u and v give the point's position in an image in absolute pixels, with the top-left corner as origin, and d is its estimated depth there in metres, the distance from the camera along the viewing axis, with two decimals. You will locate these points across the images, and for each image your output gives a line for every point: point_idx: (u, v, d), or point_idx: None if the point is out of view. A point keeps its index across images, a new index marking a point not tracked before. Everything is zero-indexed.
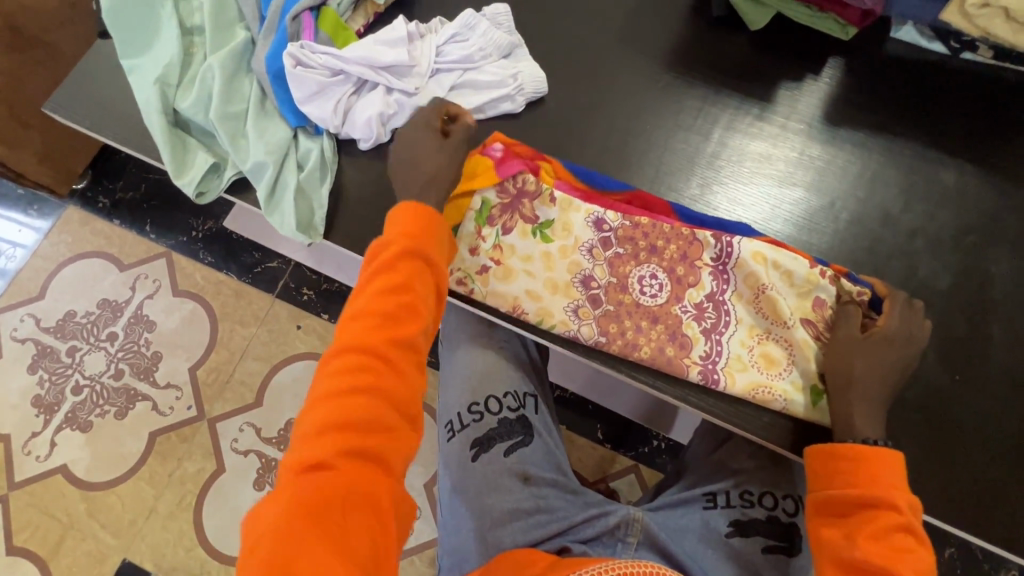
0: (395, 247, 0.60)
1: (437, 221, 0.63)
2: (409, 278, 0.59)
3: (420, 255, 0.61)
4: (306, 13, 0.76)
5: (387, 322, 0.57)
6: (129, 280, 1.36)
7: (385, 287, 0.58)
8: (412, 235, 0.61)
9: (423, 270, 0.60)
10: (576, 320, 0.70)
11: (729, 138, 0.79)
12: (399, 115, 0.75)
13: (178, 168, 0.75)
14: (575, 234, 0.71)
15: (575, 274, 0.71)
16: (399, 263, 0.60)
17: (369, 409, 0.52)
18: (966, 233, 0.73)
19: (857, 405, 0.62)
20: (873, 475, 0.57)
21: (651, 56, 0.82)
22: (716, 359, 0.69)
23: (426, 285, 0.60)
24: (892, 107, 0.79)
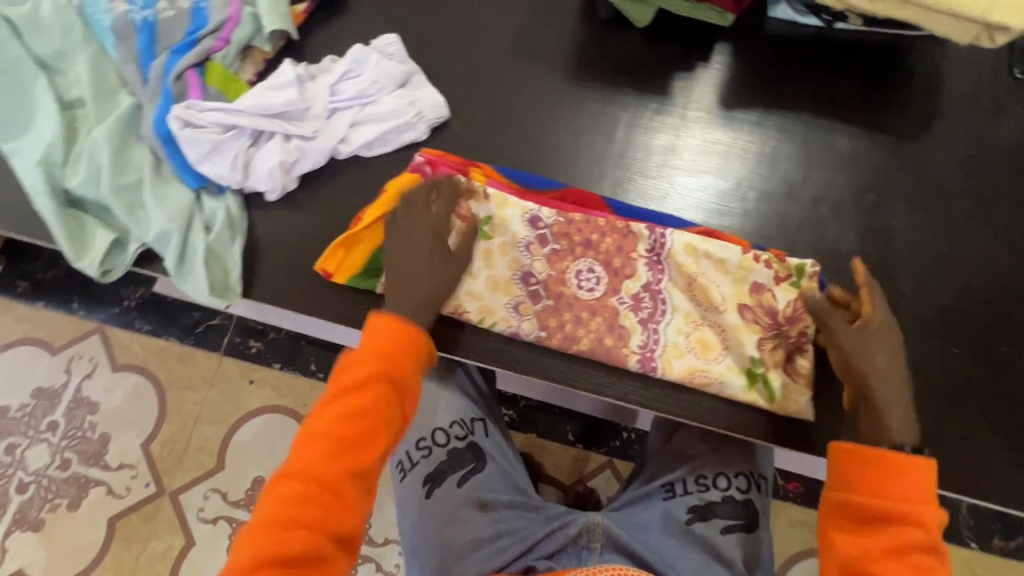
0: (369, 364, 0.59)
1: (416, 340, 0.62)
2: (378, 407, 0.58)
3: (394, 377, 0.60)
4: (190, 71, 0.75)
5: (348, 450, 0.57)
6: (62, 363, 1.29)
7: (354, 412, 0.58)
8: (387, 357, 0.60)
9: (396, 401, 0.60)
10: (516, 316, 0.71)
11: (634, 134, 0.80)
12: (302, 160, 0.74)
13: (77, 249, 0.71)
14: (513, 230, 0.71)
15: (515, 271, 0.71)
16: (370, 386, 0.59)
17: (308, 546, 0.52)
18: (864, 194, 0.77)
19: (891, 402, 0.61)
20: (900, 475, 0.57)
21: (547, 66, 0.83)
22: (654, 347, 0.70)
23: (394, 419, 0.59)
24: (780, 83, 0.82)
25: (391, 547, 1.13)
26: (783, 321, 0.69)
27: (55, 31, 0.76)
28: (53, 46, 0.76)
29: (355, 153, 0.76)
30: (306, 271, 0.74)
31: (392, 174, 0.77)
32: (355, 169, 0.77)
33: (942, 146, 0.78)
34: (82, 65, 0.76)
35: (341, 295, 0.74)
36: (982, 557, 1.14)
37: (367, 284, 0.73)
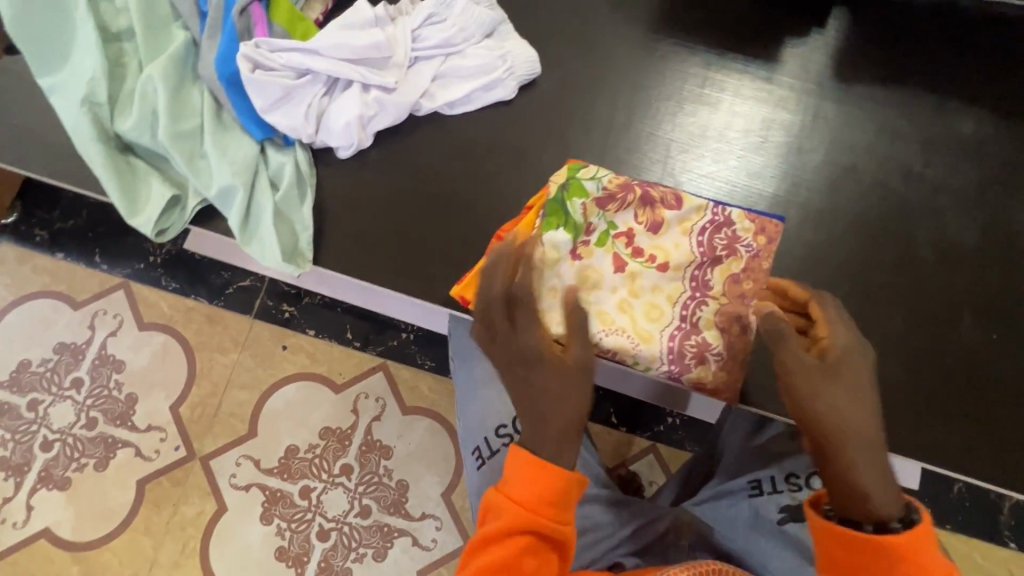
0: (506, 515, 0.53)
1: (568, 484, 0.54)
2: (518, 562, 0.52)
3: (536, 529, 0.53)
4: (254, 4, 0.66)
5: None
6: (85, 318, 1.24)
7: (496, 566, 0.53)
8: (526, 505, 0.53)
9: (542, 552, 0.53)
10: (670, 359, 0.62)
11: (739, 106, 0.73)
12: (380, 115, 0.66)
13: (130, 204, 0.64)
14: (676, 253, 0.62)
15: (675, 303, 0.62)
16: (507, 539, 0.53)
17: None
18: (988, 185, 0.70)
19: (859, 461, 0.51)
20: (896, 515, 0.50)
21: (646, 22, 0.75)
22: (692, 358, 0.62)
23: (532, 567, 0.53)
24: (901, 55, 0.74)
25: (426, 522, 1.16)
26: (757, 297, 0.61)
27: None
28: None
29: (436, 110, 0.69)
30: (379, 237, 0.68)
31: (475, 135, 0.70)
32: (435, 128, 0.70)
33: None
34: None
35: (417, 265, 0.68)
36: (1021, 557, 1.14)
37: None
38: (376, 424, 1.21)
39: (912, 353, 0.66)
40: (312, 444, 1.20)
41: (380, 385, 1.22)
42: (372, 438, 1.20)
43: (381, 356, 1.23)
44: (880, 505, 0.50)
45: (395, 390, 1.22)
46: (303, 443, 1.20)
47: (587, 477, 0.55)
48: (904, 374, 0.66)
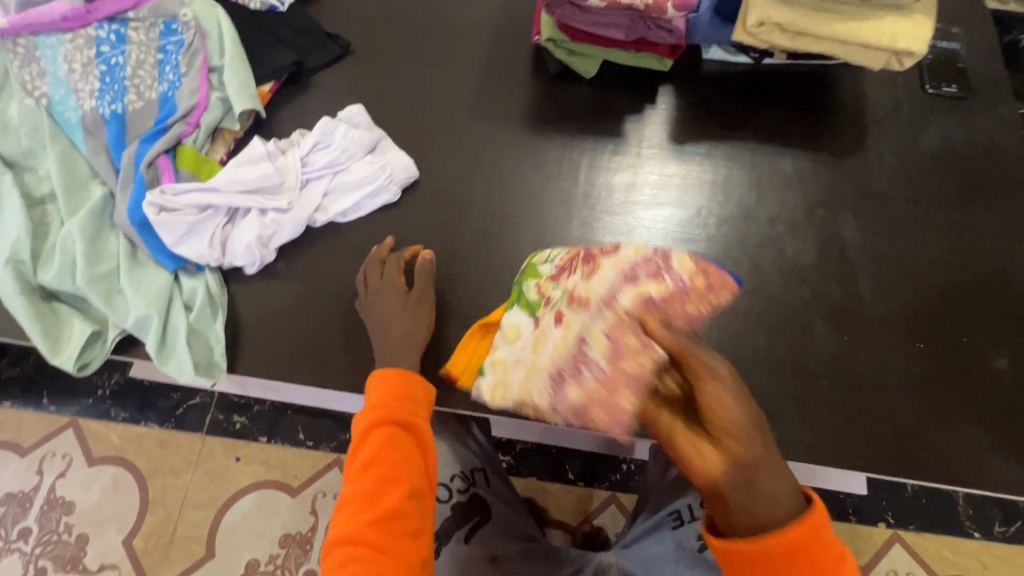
0: (366, 418, 0.66)
1: (406, 379, 0.67)
2: (385, 451, 0.64)
3: (392, 420, 0.66)
4: (161, 157, 0.77)
5: (377, 498, 0.63)
6: (34, 463, 1.23)
7: (368, 461, 0.64)
8: (382, 406, 0.66)
9: (404, 439, 0.65)
10: (557, 392, 0.66)
11: (595, 177, 0.84)
12: (279, 233, 0.75)
13: (53, 345, 0.70)
14: (597, 283, 0.66)
15: (575, 336, 0.65)
16: (374, 434, 0.65)
17: None
18: (814, 209, 0.82)
19: (765, 478, 0.55)
20: (813, 517, 0.55)
21: (506, 120, 0.88)
22: (578, 379, 0.64)
23: (400, 450, 0.64)
24: (723, 115, 0.88)
25: None
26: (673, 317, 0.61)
27: (23, 131, 0.76)
28: (22, 146, 0.76)
29: (331, 220, 0.78)
30: (289, 341, 0.74)
31: (369, 237, 0.79)
32: (333, 235, 0.79)
33: (876, 158, 0.85)
34: (52, 161, 0.76)
35: (327, 359, 0.74)
36: (987, 546, 1.15)
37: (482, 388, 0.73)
38: (336, 522, 1.21)
39: (779, 365, 0.74)
40: (273, 555, 1.18)
41: (337, 481, 1.23)
42: None
43: (335, 452, 1.25)
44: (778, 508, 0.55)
45: None
46: (263, 555, 1.18)
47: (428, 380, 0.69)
48: (776, 385, 0.73)
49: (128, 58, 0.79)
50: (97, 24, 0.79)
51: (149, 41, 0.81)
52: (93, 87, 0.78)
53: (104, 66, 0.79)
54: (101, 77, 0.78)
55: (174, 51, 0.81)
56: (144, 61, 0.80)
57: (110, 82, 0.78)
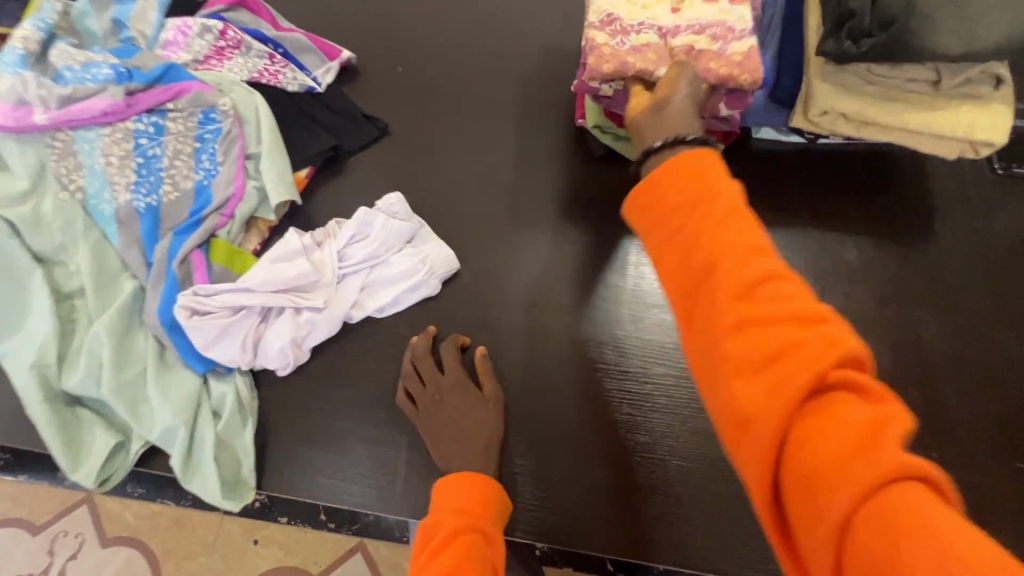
0: (449, 522, 0.58)
1: (495, 490, 0.63)
2: (468, 558, 0.55)
3: (478, 527, 0.58)
4: (195, 251, 0.74)
5: None
6: (46, 542, 1.18)
7: (443, 572, 0.53)
8: (465, 510, 0.60)
9: (486, 553, 0.57)
10: (640, 51, 0.69)
11: (644, 267, 0.79)
12: (313, 332, 0.71)
13: (73, 458, 0.66)
14: (664, 19, 0.72)
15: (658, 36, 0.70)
16: (458, 541, 0.56)
17: None
18: (884, 304, 0.76)
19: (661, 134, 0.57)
20: (711, 172, 0.47)
21: (549, 203, 0.84)
22: (663, 35, 0.70)
23: (483, 563, 0.55)
24: (777, 200, 0.83)
25: None
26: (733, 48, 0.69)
27: (56, 226, 0.74)
28: (54, 241, 0.74)
29: (368, 316, 0.74)
30: (320, 452, 0.69)
31: (406, 334, 0.75)
32: (368, 333, 0.74)
33: (948, 247, 0.79)
34: (82, 257, 0.74)
35: (360, 474, 0.68)
36: None
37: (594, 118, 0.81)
38: None
39: None
40: None
41: (359, 569, 1.16)
42: None
43: (357, 535, 1.18)
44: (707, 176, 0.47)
45: (376, 571, 1.16)
46: None
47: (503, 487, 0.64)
48: None
49: (165, 150, 0.78)
50: (135, 116, 0.78)
51: (187, 131, 0.79)
52: (129, 180, 0.76)
53: (141, 159, 0.77)
54: (137, 170, 0.76)
55: (211, 140, 0.80)
56: (181, 151, 0.78)
57: (145, 174, 0.76)
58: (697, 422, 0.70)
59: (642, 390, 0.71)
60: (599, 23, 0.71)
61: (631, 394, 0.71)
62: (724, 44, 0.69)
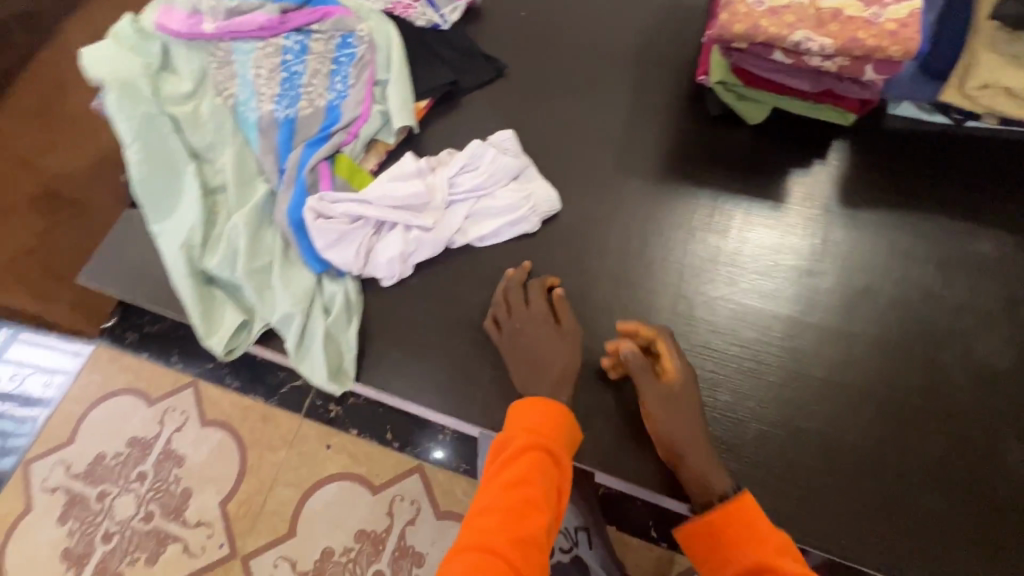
0: (521, 438, 0.60)
1: (568, 415, 0.63)
2: (535, 475, 0.58)
3: (548, 446, 0.60)
4: (322, 162, 0.80)
5: (518, 521, 0.55)
6: (157, 414, 1.33)
7: (513, 481, 0.57)
8: (537, 429, 0.61)
9: (552, 469, 0.59)
10: (779, 10, 0.65)
11: (748, 233, 0.77)
12: (419, 250, 0.76)
13: (208, 327, 0.76)
14: None
15: None
16: (526, 457, 0.59)
17: None
18: (1014, 307, 0.71)
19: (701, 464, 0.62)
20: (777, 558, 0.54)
21: (656, 160, 0.83)
22: None
23: (548, 478, 0.58)
24: (908, 182, 0.78)
25: None
26: (887, 18, 0.63)
27: (210, 126, 0.83)
28: (206, 140, 0.83)
29: (468, 243, 0.78)
30: (415, 358, 0.75)
31: (503, 265, 0.78)
32: (468, 259, 0.79)
33: None
34: (228, 156, 0.82)
35: (448, 384, 0.73)
36: None
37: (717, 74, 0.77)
38: (411, 529, 1.23)
39: (951, 480, 0.65)
40: (347, 548, 1.22)
41: (416, 488, 1.25)
42: (405, 543, 1.22)
43: (417, 458, 1.27)
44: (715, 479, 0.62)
45: (430, 494, 1.24)
46: (339, 546, 1.22)
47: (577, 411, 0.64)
48: (943, 504, 0.64)
49: (306, 67, 0.84)
50: (285, 34, 0.85)
51: (327, 53, 0.85)
52: (273, 92, 0.83)
53: (285, 73, 0.84)
54: (281, 84, 0.84)
55: (346, 63, 0.85)
56: (319, 71, 0.85)
57: (288, 88, 0.84)
58: (782, 391, 0.69)
59: (729, 352, 0.71)
60: None
61: (717, 354, 0.71)
62: (879, 10, 0.64)
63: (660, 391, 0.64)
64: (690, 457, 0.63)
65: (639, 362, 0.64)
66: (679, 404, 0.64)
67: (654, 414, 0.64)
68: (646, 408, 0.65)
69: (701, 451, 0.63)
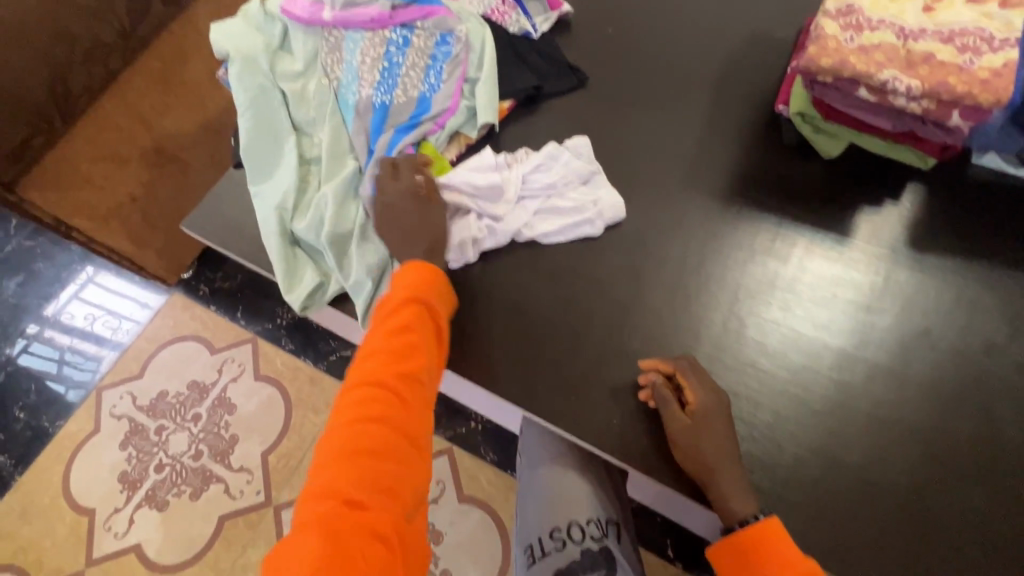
0: (400, 294, 0.70)
1: (439, 275, 0.74)
2: (416, 323, 0.68)
3: (420, 299, 0.70)
4: (410, 147, 0.87)
5: (400, 360, 0.65)
6: (217, 362, 1.44)
7: (395, 330, 0.67)
8: (415, 292, 0.70)
9: (427, 319, 0.70)
10: (867, 50, 0.66)
11: (809, 262, 0.78)
12: (488, 238, 0.82)
13: (289, 283, 0.84)
14: (910, 19, 0.68)
15: (899, 34, 0.67)
16: (407, 309, 0.69)
17: (384, 439, 0.59)
18: None
19: (728, 489, 0.65)
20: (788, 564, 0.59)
21: (724, 182, 0.86)
22: (906, 34, 0.67)
23: (424, 325, 0.69)
24: (983, 232, 0.77)
25: None
26: (980, 67, 0.64)
27: (314, 103, 0.92)
28: (309, 115, 0.91)
29: (533, 238, 0.83)
30: (469, 337, 0.80)
31: (563, 262, 0.82)
32: (530, 253, 0.83)
33: None
34: (326, 132, 0.90)
35: (499, 366, 0.78)
36: None
37: (798, 103, 0.79)
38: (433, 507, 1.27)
39: (995, 535, 0.64)
40: None
41: (443, 468, 1.29)
42: None
43: (448, 441, 1.31)
44: (737, 506, 0.64)
45: (456, 477, 1.28)
46: None
47: (441, 269, 0.74)
48: (984, 558, 0.63)
49: (406, 60, 0.91)
50: (391, 28, 0.92)
51: (426, 48, 0.92)
52: (374, 78, 0.91)
53: (386, 64, 0.91)
54: (381, 72, 0.91)
55: (441, 59, 0.92)
56: (416, 64, 0.91)
57: (387, 77, 0.91)
58: (826, 421, 0.69)
59: (776, 375, 0.72)
60: (835, 11, 0.69)
61: (763, 375, 0.72)
62: (972, 58, 0.64)
63: (682, 424, 0.67)
64: (718, 476, 0.65)
65: (662, 395, 0.69)
66: (702, 433, 0.66)
67: (676, 440, 0.67)
68: (674, 440, 0.68)
69: (728, 476, 0.65)
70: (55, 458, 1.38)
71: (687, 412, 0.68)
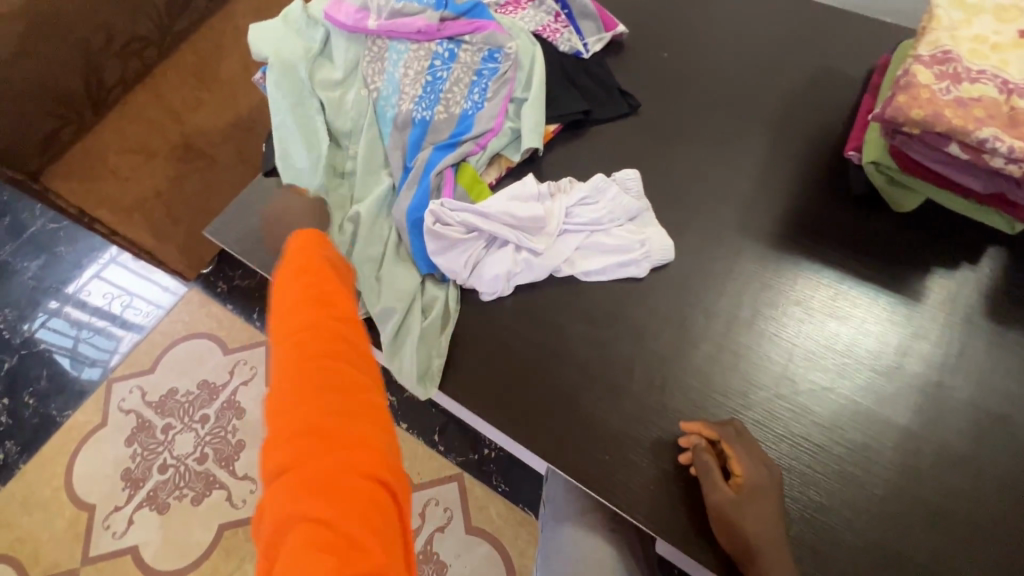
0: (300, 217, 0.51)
1: None
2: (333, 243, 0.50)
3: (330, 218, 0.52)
4: (448, 168, 0.82)
5: (325, 276, 0.45)
6: (229, 363, 1.41)
7: (313, 251, 0.47)
8: None
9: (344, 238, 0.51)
10: (965, 103, 0.60)
11: (872, 325, 0.72)
12: (524, 272, 0.76)
13: None
14: (1012, 73, 0.62)
15: (1000, 89, 0.61)
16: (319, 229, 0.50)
17: (346, 352, 0.39)
18: None
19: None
20: None
21: (782, 229, 0.79)
22: (1007, 90, 0.60)
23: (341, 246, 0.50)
24: None
25: None
26: None
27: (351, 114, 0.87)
28: (346, 125, 0.87)
29: (572, 275, 0.78)
30: (498, 377, 0.75)
31: (603, 304, 0.77)
32: (568, 290, 0.78)
33: None
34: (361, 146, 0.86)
35: (527, 412, 0.72)
36: None
37: (872, 152, 0.72)
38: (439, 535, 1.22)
39: None
40: None
41: (452, 496, 1.23)
42: (431, 548, 1.20)
43: (459, 467, 1.26)
44: None
45: (465, 505, 1.22)
46: None
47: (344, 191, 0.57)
48: None
49: (450, 75, 0.87)
50: (438, 40, 0.88)
51: (472, 64, 0.87)
52: (415, 93, 0.86)
53: (430, 78, 0.86)
54: (424, 86, 0.86)
55: (487, 76, 0.87)
56: (460, 80, 0.87)
57: (429, 91, 0.86)
58: (887, 509, 0.63)
59: (833, 450, 0.66)
60: (928, 59, 0.63)
61: (818, 449, 0.66)
62: None
63: (729, 498, 0.60)
64: (764, 560, 0.57)
65: (704, 462, 0.62)
66: (750, 510, 0.59)
67: (717, 514, 0.60)
68: (718, 516, 0.60)
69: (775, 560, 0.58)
70: (60, 449, 1.35)
71: (732, 485, 0.61)
